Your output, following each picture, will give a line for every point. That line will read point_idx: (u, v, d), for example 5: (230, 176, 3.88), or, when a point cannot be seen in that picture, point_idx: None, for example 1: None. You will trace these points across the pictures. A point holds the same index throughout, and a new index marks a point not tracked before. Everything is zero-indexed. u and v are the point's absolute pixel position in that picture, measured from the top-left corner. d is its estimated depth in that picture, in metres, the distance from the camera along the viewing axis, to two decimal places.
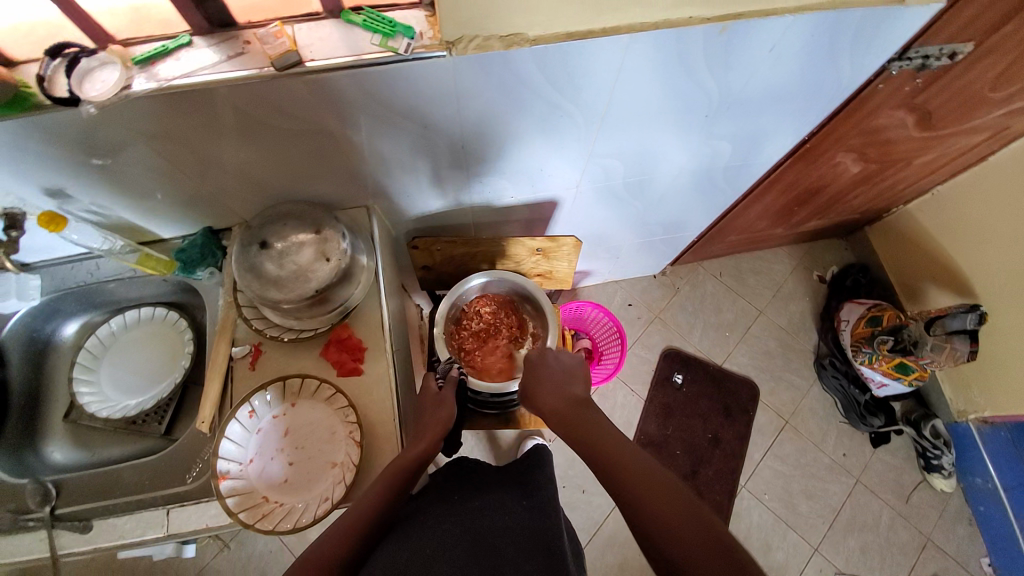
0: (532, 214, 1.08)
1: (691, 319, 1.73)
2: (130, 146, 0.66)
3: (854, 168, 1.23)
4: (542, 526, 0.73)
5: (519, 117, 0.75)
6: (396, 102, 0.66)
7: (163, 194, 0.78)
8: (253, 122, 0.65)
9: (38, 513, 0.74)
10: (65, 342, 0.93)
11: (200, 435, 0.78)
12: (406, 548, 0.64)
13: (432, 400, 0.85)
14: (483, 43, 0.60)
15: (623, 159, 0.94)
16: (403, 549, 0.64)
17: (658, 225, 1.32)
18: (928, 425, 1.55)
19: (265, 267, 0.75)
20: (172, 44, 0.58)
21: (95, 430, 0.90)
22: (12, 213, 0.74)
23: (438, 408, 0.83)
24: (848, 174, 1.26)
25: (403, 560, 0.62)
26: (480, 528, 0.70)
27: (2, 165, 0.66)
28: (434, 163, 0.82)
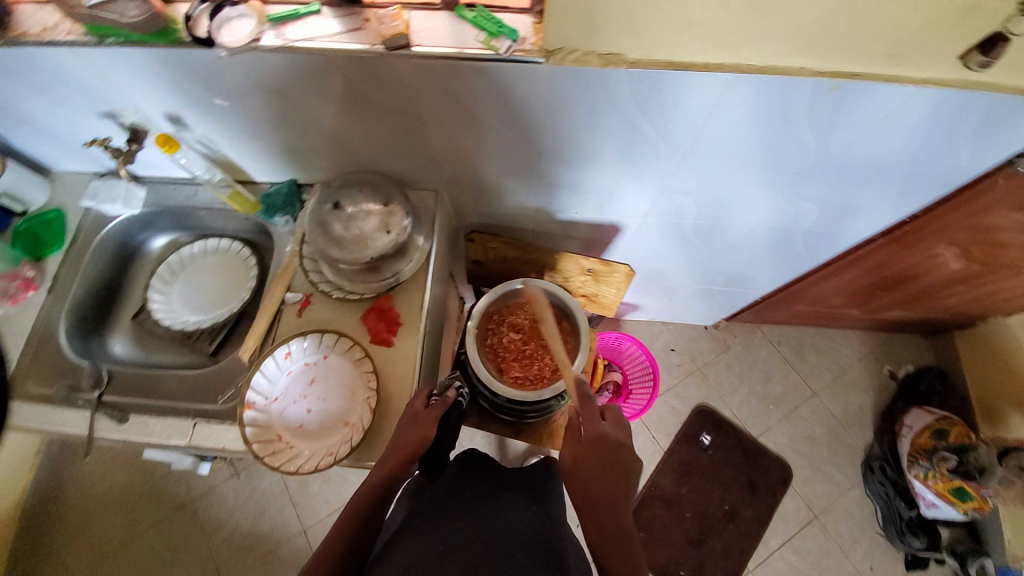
0: (593, 235, 1.07)
1: (734, 381, 1.64)
2: (245, 93, 0.73)
3: (955, 263, 1.12)
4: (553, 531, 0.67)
5: (602, 136, 0.75)
6: (486, 98, 0.69)
7: (262, 142, 0.85)
8: (353, 93, 0.70)
9: (89, 394, 0.82)
10: (152, 253, 1.05)
11: (238, 363, 0.84)
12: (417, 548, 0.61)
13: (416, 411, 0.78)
14: (581, 58, 0.61)
15: (698, 200, 0.91)
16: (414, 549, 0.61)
17: (721, 275, 1.27)
18: (975, 562, 1.40)
19: (332, 227, 0.80)
20: (302, 10, 0.63)
21: (155, 335, 0.99)
22: (137, 127, 0.84)
23: (414, 426, 0.75)
24: (947, 268, 1.15)
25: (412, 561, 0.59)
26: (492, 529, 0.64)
27: (139, 86, 0.74)
28: (509, 164, 0.84)
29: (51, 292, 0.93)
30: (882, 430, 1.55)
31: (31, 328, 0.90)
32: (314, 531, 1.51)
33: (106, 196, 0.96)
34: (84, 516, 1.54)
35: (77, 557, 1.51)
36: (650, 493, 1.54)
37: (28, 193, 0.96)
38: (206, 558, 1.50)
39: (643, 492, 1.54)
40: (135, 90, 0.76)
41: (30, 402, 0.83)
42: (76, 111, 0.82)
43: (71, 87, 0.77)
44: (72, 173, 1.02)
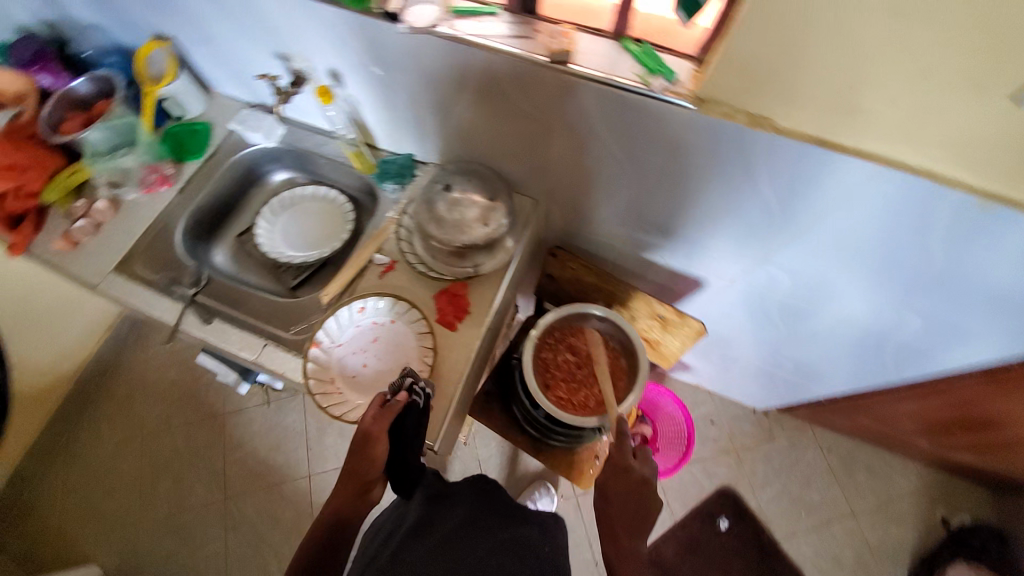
0: (673, 283, 1.07)
1: (768, 473, 1.55)
2: (402, 68, 0.80)
3: None
4: None
5: (720, 191, 0.75)
6: (618, 126, 0.71)
7: (399, 114, 0.92)
8: (500, 92, 0.75)
9: (185, 290, 0.89)
10: (272, 184, 1.15)
11: (317, 302, 0.90)
12: None
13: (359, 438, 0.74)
14: (729, 112, 0.62)
15: (794, 280, 0.89)
16: None
17: (789, 361, 1.22)
18: None
19: (437, 207, 0.84)
20: (482, 9, 0.69)
21: (250, 256, 1.08)
22: (301, 74, 0.92)
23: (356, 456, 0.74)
24: None
25: None
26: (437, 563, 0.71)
27: (316, 39, 0.83)
28: (618, 193, 0.86)
29: (181, 192, 1.04)
30: None
31: (155, 218, 1.00)
32: (318, 481, 1.56)
33: (253, 125, 1.08)
34: (129, 397, 1.68)
35: (112, 432, 1.64)
36: (648, 558, 1.48)
37: (189, 103, 1.09)
38: (218, 472, 1.58)
39: None
40: (309, 41, 0.84)
41: (135, 282, 0.93)
42: (254, 46, 0.93)
43: (261, 27, 0.87)
44: (228, 99, 1.15)
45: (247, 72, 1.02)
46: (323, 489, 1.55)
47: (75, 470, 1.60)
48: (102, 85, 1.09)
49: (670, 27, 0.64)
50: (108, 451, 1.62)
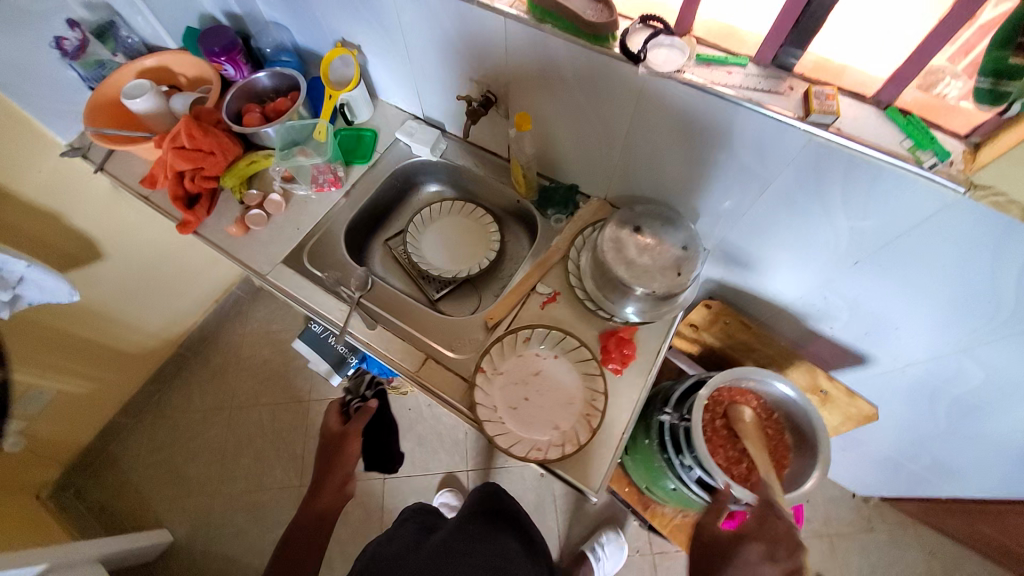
0: (826, 356, 1.01)
1: (865, 568, 1.44)
2: (618, 106, 0.80)
3: None
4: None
5: (943, 277, 0.70)
6: (854, 197, 0.68)
7: (587, 147, 0.92)
8: (724, 140, 0.73)
9: (352, 292, 0.92)
10: (422, 194, 1.18)
11: (480, 325, 0.90)
12: None
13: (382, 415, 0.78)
14: (1003, 204, 0.58)
15: (989, 380, 0.82)
16: None
17: (927, 455, 1.13)
18: None
19: (627, 249, 0.81)
20: (731, 60, 0.69)
21: (397, 263, 1.11)
22: (491, 96, 0.94)
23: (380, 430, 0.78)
24: None
25: None
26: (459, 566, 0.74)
27: (531, 67, 0.84)
28: (811, 258, 0.82)
29: (346, 195, 1.07)
30: None
31: (321, 218, 1.03)
32: (391, 486, 1.54)
33: (422, 138, 1.08)
34: (223, 368, 1.73)
35: (202, 400, 1.69)
36: None
37: (360, 109, 1.12)
38: (296, 458, 1.59)
39: None
40: (520, 74, 0.87)
41: (302, 276, 0.95)
42: (452, 65, 0.95)
43: (470, 49, 0.89)
44: (390, 106, 1.18)
45: (441, 95, 1.05)
46: (396, 495, 1.54)
47: (161, 430, 1.65)
48: (280, 81, 1.13)
49: (943, 105, 0.61)
50: (196, 417, 1.66)
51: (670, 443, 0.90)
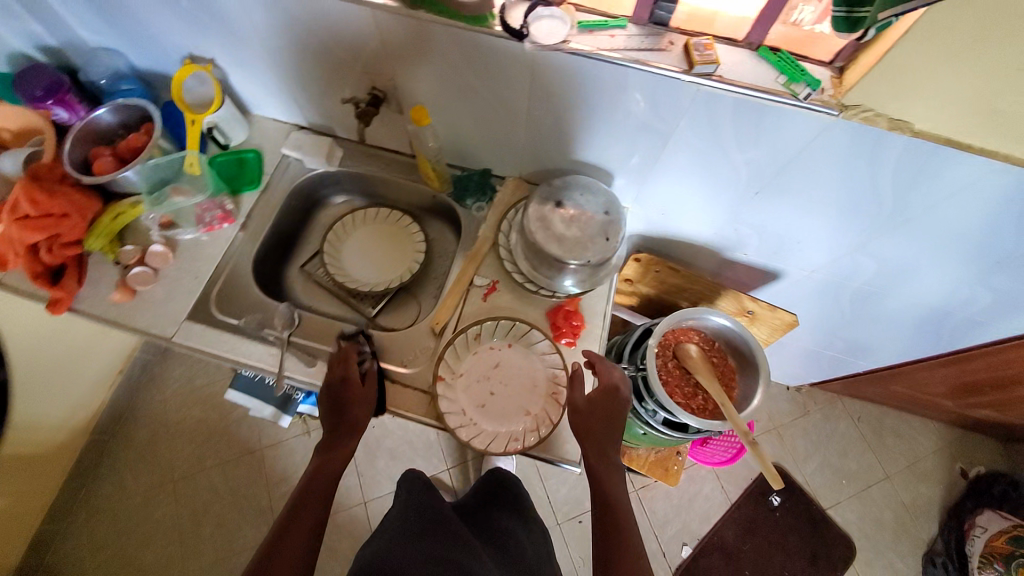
0: (746, 278, 1.10)
1: (810, 448, 1.63)
2: (514, 85, 0.79)
3: None
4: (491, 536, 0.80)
5: (831, 189, 0.78)
6: (747, 136, 0.73)
7: (492, 131, 0.90)
8: (623, 101, 0.75)
9: (280, 332, 0.85)
10: (329, 209, 1.10)
11: (427, 332, 0.87)
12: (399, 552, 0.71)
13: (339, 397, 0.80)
14: (871, 118, 0.65)
15: (880, 269, 0.94)
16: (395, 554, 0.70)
17: (841, 341, 1.28)
18: None
19: (554, 224, 0.82)
20: (612, 23, 0.70)
21: (320, 286, 1.04)
22: (378, 93, 0.88)
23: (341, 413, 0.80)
24: None
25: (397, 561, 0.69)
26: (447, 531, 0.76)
27: (417, 58, 0.80)
28: (719, 196, 0.88)
29: (243, 228, 0.96)
30: (949, 526, 1.51)
31: (220, 259, 0.92)
32: (375, 507, 1.50)
33: (311, 150, 1.01)
34: (153, 441, 1.56)
35: (136, 482, 1.51)
36: (712, 542, 1.50)
37: (233, 129, 1.00)
38: (265, 510, 1.49)
39: (705, 539, 1.50)
40: (405, 66, 0.82)
41: (216, 328, 0.86)
42: (330, 66, 0.88)
43: (344, 47, 0.83)
44: (268, 120, 1.07)
45: (321, 99, 0.98)
46: (381, 514, 1.50)
47: (100, 526, 1.47)
48: (127, 114, 0.97)
49: (807, 36, 0.65)
50: (137, 502, 1.49)
51: (633, 394, 0.95)
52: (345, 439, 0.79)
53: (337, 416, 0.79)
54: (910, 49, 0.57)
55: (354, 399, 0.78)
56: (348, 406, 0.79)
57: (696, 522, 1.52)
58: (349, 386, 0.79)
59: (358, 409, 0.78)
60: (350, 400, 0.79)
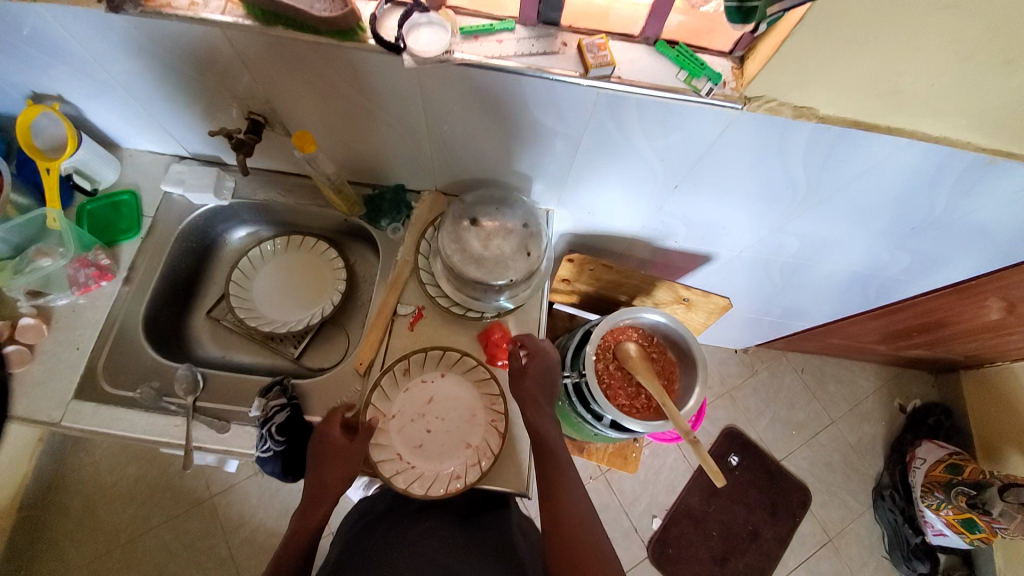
0: (679, 262, 1.08)
1: (761, 406, 1.65)
2: (405, 98, 0.71)
3: (993, 316, 1.15)
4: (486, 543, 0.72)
5: (746, 177, 0.76)
6: (656, 134, 0.70)
7: (395, 147, 0.83)
8: (523, 107, 0.69)
9: (183, 399, 0.79)
10: (231, 245, 1.00)
11: (353, 372, 0.82)
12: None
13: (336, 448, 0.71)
14: (775, 108, 0.63)
15: (803, 243, 0.94)
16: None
17: (779, 307, 1.30)
18: None
19: (470, 243, 0.78)
20: (498, 26, 0.63)
21: (232, 333, 0.95)
22: (255, 118, 0.80)
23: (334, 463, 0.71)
24: (982, 320, 1.19)
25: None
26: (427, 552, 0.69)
27: (294, 77, 0.71)
28: (639, 192, 0.84)
29: (127, 282, 0.87)
30: (893, 460, 1.58)
31: (104, 321, 0.83)
32: None
33: (198, 183, 0.89)
34: (90, 507, 1.37)
35: (82, 551, 1.34)
36: (678, 511, 1.51)
37: (101, 172, 0.89)
38: (225, 560, 1.36)
39: (672, 509, 1.51)
40: (281, 85, 0.73)
41: (107, 405, 0.78)
42: (198, 90, 0.78)
43: (205, 68, 0.73)
44: (143, 154, 0.95)
45: (197, 127, 0.87)
46: None
47: None
48: None
49: (705, 25, 0.61)
50: None
51: (577, 400, 0.93)
52: (315, 503, 0.70)
53: (313, 481, 0.71)
54: (803, 37, 0.54)
55: (332, 458, 0.71)
56: (323, 466, 0.71)
57: (663, 494, 1.52)
58: (329, 441, 0.72)
59: (337, 469, 0.70)
60: (327, 457, 0.71)
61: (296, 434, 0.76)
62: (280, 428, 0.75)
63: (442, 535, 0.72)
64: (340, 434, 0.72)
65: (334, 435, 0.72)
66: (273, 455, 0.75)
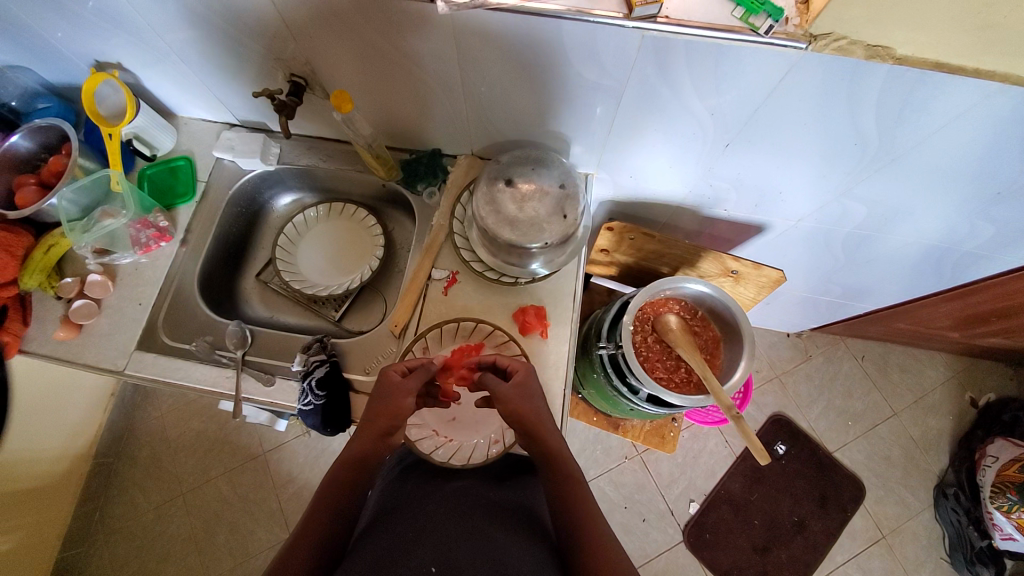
0: (727, 232, 1.02)
1: (814, 393, 1.55)
2: (439, 53, 0.69)
3: None
4: (523, 504, 0.71)
5: (809, 133, 0.70)
6: (706, 86, 0.65)
7: (432, 110, 0.82)
8: (560, 58, 0.66)
9: (234, 353, 0.83)
10: (278, 211, 1.04)
11: (389, 334, 0.84)
12: (408, 528, 0.64)
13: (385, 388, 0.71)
14: (845, 47, 0.56)
15: (870, 211, 0.86)
16: (404, 530, 0.64)
17: (838, 285, 1.20)
18: None
19: (505, 205, 0.76)
20: None
21: (278, 294, 0.99)
22: (298, 81, 0.81)
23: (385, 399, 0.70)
24: None
25: (403, 538, 0.62)
26: (465, 507, 0.67)
27: (331, 35, 0.71)
28: (687, 153, 0.79)
29: (183, 243, 0.92)
30: (960, 457, 1.46)
31: (163, 279, 0.89)
32: None
33: (245, 149, 0.92)
34: (156, 458, 1.49)
35: (148, 500, 1.46)
36: (718, 496, 1.45)
37: (158, 138, 0.93)
38: (276, 513, 1.44)
39: (711, 494, 1.45)
40: (318, 45, 0.73)
41: (167, 355, 0.83)
42: (244, 55, 0.80)
43: (249, 30, 0.74)
44: (198, 121, 1.00)
45: (243, 92, 0.89)
46: None
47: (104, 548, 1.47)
48: (46, 136, 0.89)
49: None
50: (149, 521, 1.44)
51: (613, 372, 0.90)
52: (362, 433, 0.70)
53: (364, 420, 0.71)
54: None
55: (386, 396, 0.70)
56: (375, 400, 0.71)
57: (702, 479, 1.47)
58: (389, 379, 0.71)
59: (348, 450, 0.70)
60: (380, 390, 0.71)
61: (335, 390, 0.78)
62: (320, 382, 0.77)
63: (478, 494, 0.70)
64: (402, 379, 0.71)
65: (393, 372, 0.71)
66: (314, 408, 0.77)
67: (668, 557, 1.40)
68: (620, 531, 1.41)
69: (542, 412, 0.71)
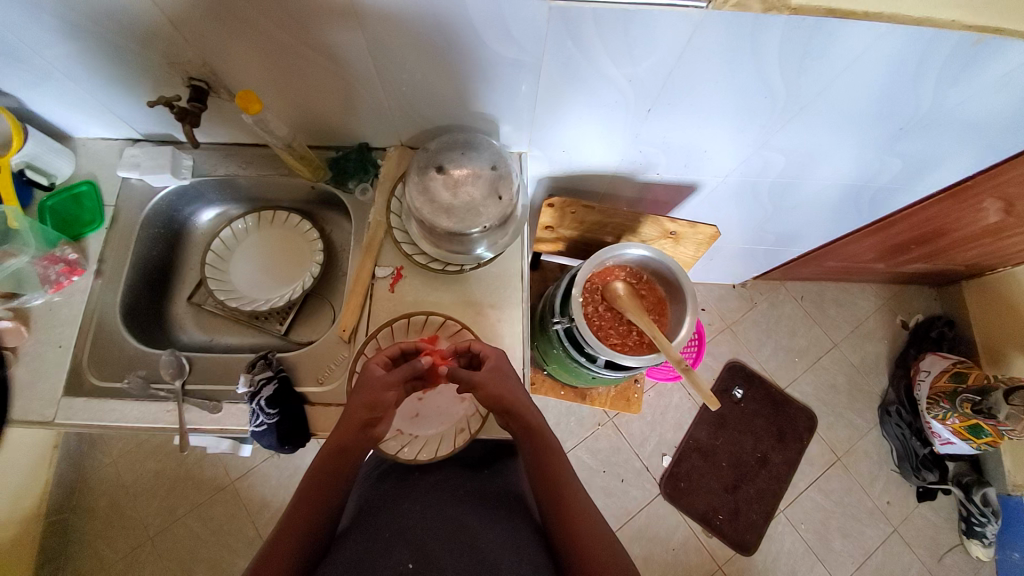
0: (665, 194, 1.04)
1: (763, 336, 1.64)
2: (346, 41, 0.66)
3: (992, 217, 1.12)
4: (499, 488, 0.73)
5: (724, 87, 0.71)
6: (620, 54, 0.66)
7: (350, 103, 0.79)
8: (472, 36, 0.64)
9: (171, 384, 0.79)
10: (201, 228, 0.98)
11: (339, 341, 0.81)
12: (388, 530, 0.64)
13: (377, 380, 0.68)
14: (743, 2, 0.58)
15: (789, 158, 0.90)
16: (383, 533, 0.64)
17: (772, 233, 1.26)
18: (979, 491, 1.44)
19: (438, 193, 0.74)
20: None
21: (215, 315, 0.94)
22: (198, 85, 0.75)
23: (369, 391, 0.67)
24: (981, 223, 1.15)
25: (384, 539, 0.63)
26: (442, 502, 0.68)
27: (226, 33, 0.66)
28: (613, 121, 0.80)
29: (99, 275, 0.85)
30: (897, 376, 1.58)
31: (82, 315, 0.82)
32: None
33: (152, 165, 0.85)
34: (116, 504, 1.41)
35: (114, 548, 1.38)
36: (688, 447, 1.52)
37: (54, 164, 0.85)
38: (254, 537, 1.40)
39: (681, 446, 1.52)
40: (214, 45, 0.68)
41: (102, 396, 0.78)
42: (135, 64, 0.73)
43: (134, 36, 0.68)
44: (96, 141, 0.92)
45: (140, 104, 0.82)
46: None
47: None
48: None
49: None
50: (118, 569, 1.37)
51: (571, 345, 0.92)
52: (345, 424, 0.67)
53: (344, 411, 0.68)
54: None
55: (366, 388, 0.68)
56: (360, 391, 0.68)
57: (671, 432, 1.53)
58: (370, 371, 0.69)
59: (329, 442, 0.66)
60: (365, 385, 0.68)
61: (288, 405, 0.75)
62: (270, 401, 0.74)
63: (455, 486, 0.71)
64: (384, 371, 0.69)
65: (377, 365, 0.69)
66: (268, 428, 0.74)
67: (650, 511, 1.46)
68: (600, 494, 1.46)
69: (517, 391, 0.70)
